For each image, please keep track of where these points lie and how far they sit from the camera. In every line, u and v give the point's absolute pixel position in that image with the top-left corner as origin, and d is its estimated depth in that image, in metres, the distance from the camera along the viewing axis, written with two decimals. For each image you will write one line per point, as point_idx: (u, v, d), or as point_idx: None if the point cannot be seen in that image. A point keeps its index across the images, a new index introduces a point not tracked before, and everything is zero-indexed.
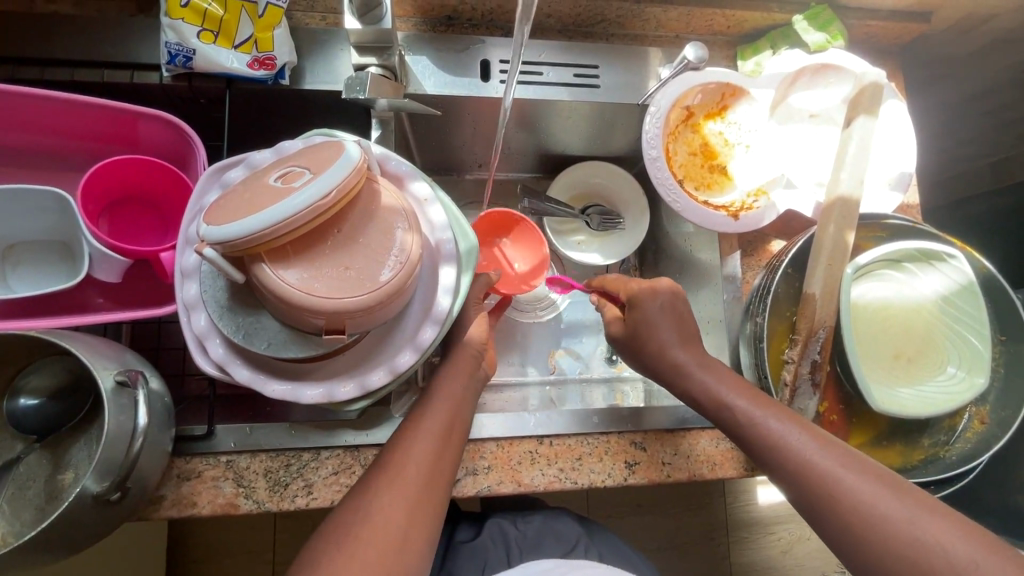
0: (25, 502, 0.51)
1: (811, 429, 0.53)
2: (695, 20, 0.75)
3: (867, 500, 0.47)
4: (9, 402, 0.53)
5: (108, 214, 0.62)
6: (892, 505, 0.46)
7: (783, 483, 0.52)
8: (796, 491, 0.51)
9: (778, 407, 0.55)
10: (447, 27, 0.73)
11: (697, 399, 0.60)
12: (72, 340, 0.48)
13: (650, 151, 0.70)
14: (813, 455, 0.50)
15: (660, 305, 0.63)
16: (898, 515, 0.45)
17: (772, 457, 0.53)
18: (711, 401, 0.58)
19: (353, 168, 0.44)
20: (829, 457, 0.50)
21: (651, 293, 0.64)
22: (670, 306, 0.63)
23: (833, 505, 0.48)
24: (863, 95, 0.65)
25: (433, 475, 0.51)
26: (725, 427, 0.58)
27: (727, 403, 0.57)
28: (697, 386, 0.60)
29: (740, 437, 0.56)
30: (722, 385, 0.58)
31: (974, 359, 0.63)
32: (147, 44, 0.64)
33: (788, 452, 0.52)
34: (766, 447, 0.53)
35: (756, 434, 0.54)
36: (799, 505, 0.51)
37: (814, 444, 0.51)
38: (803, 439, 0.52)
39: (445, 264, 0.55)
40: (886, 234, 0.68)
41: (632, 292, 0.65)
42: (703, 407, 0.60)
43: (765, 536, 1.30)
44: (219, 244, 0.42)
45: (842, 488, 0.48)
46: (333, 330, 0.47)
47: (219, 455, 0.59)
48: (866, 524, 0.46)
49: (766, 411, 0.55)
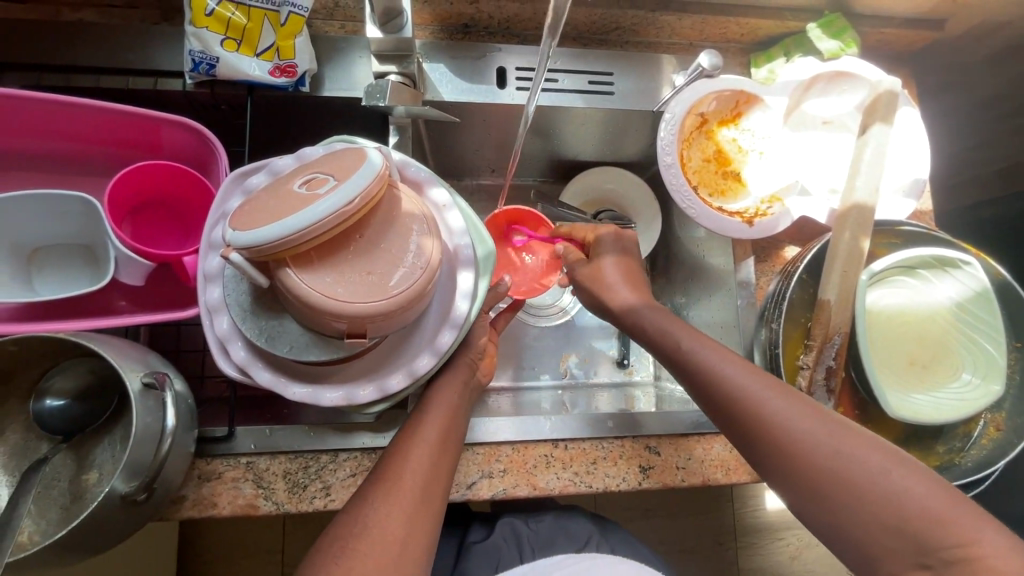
0: (50, 501, 0.51)
1: (793, 397, 0.51)
2: (709, 28, 0.75)
3: (845, 466, 0.46)
4: (35, 402, 0.53)
5: (131, 218, 0.63)
6: (867, 469, 0.45)
7: (761, 455, 0.51)
8: (795, 487, 0.48)
9: (768, 380, 0.53)
10: (464, 35, 0.74)
11: (682, 372, 0.58)
12: (99, 342, 0.49)
13: (664, 157, 0.71)
14: (793, 425, 0.49)
15: (618, 246, 0.70)
16: (876, 478, 0.45)
17: (751, 428, 0.51)
18: (695, 377, 0.57)
19: (376, 175, 0.45)
20: (807, 426, 0.49)
21: (615, 234, 0.71)
22: (617, 260, 0.70)
23: (810, 474, 0.47)
24: (878, 103, 0.65)
25: (432, 494, 0.52)
26: (705, 401, 0.56)
27: (711, 375, 0.55)
28: (687, 362, 0.58)
29: (720, 412, 0.54)
30: (714, 359, 0.56)
31: (990, 366, 0.63)
32: (171, 52, 0.65)
33: (767, 421, 0.50)
34: (745, 419, 0.52)
35: (738, 407, 0.52)
36: (774, 479, 0.50)
37: (795, 412, 0.50)
38: (783, 407, 0.51)
39: (463, 268, 0.56)
40: (901, 240, 0.68)
41: (631, 306, 0.66)
42: (686, 381, 0.58)
43: (772, 542, 1.29)
44: (245, 249, 0.43)
45: (820, 456, 0.47)
46: (354, 334, 0.48)
47: (239, 457, 0.60)
48: (847, 491, 0.45)
49: (749, 380, 0.53)
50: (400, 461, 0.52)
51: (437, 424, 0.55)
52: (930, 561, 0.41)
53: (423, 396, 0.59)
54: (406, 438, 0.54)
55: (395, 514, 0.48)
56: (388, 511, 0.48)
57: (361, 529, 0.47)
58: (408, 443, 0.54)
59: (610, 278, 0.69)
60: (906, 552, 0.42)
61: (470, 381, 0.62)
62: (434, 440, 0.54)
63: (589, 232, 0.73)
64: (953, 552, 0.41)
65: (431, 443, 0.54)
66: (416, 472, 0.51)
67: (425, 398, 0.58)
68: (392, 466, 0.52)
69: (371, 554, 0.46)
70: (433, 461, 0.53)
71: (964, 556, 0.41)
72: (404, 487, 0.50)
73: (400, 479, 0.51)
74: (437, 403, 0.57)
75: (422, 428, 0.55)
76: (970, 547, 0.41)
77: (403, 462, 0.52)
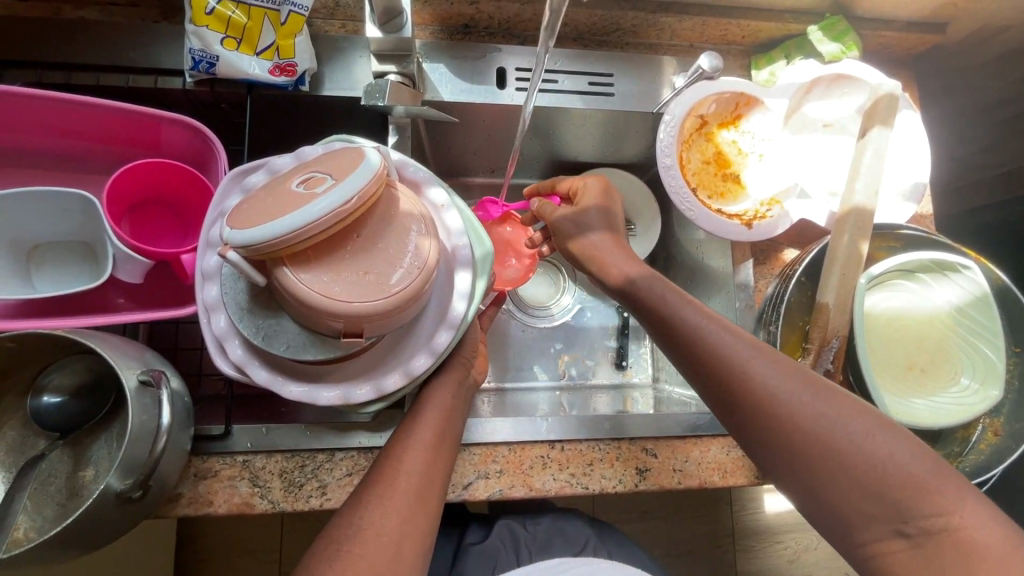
0: (46, 498, 0.51)
1: (785, 365, 0.51)
2: (710, 29, 0.75)
3: (829, 431, 0.46)
4: (34, 399, 0.54)
5: (129, 216, 0.63)
6: (851, 435, 0.45)
7: (746, 423, 0.51)
8: (791, 480, 0.48)
9: (767, 359, 0.51)
10: (464, 35, 0.74)
11: (673, 341, 0.58)
12: (95, 339, 0.49)
13: (664, 158, 0.71)
14: (794, 415, 0.47)
15: (601, 206, 0.71)
16: (860, 443, 0.44)
17: (739, 395, 0.51)
18: (687, 345, 0.56)
19: (373, 175, 0.45)
20: (798, 393, 0.48)
21: (599, 189, 0.72)
22: (603, 232, 0.70)
23: (796, 442, 0.47)
24: (878, 106, 0.65)
25: (428, 495, 0.52)
26: (704, 385, 0.55)
27: (704, 343, 0.55)
28: (680, 330, 0.57)
29: (719, 397, 0.53)
30: (709, 329, 0.55)
31: (988, 371, 0.63)
32: (172, 50, 0.65)
33: (758, 388, 0.50)
34: (742, 399, 0.51)
35: (738, 395, 0.51)
36: (765, 459, 0.50)
37: (785, 381, 0.50)
38: (775, 375, 0.50)
39: (460, 269, 0.56)
40: (900, 244, 0.68)
41: (629, 279, 0.65)
42: (676, 350, 0.58)
43: (771, 546, 1.29)
44: (242, 248, 0.43)
45: (808, 424, 0.47)
46: (350, 334, 0.48)
47: (236, 454, 0.60)
48: (831, 457, 0.45)
49: (743, 349, 0.53)
50: (394, 462, 0.52)
51: (432, 425, 0.55)
52: (909, 529, 0.42)
53: (419, 396, 0.59)
54: (402, 438, 0.54)
55: (390, 515, 0.48)
56: (381, 513, 0.48)
57: (354, 533, 0.47)
58: (404, 444, 0.53)
59: (604, 250, 0.69)
60: (885, 520, 0.43)
61: (466, 379, 0.62)
62: (430, 440, 0.54)
63: (572, 186, 0.74)
64: (935, 522, 0.41)
65: (426, 442, 0.54)
66: (412, 473, 0.51)
67: (420, 396, 0.59)
68: (387, 467, 0.52)
69: (365, 555, 0.46)
70: (426, 461, 0.53)
71: (944, 526, 0.41)
72: (397, 489, 0.50)
73: (396, 480, 0.51)
74: (433, 402, 0.57)
75: (420, 427, 0.55)
76: (952, 517, 0.41)
77: (398, 463, 0.52)
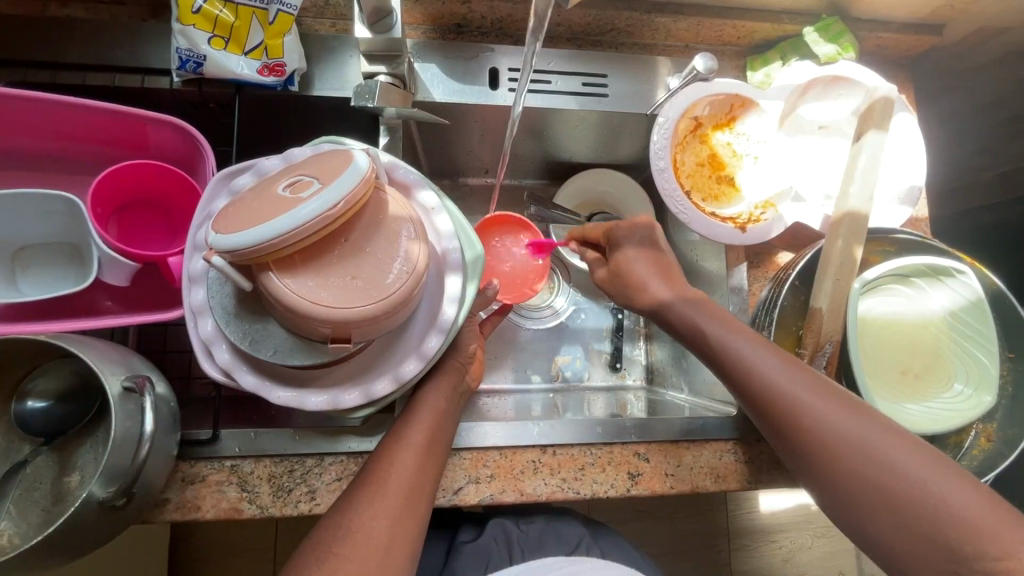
0: (30, 504, 0.51)
1: (837, 398, 0.52)
2: (705, 30, 0.75)
3: (880, 471, 0.48)
4: (17, 405, 0.53)
5: (116, 218, 0.62)
6: (902, 477, 0.47)
7: (799, 455, 0.53)
8: (842, 510, 0.51)
9: (822, 392, 0.53)
10: (457, 35, 0.73)
11: (719, 366, 0.59)
12: (77, 343, 0.49)
13: (657, 162, 0.70)
14: (847, 454, 0.50)
15: (644, 236, 0.68)
16: (910, 483, 0.47)
17: (783, 419, 0.54)
18: (731, 369, 0.58)
19: (361, 178, 0.44)
20: (848, 429, 0.50)
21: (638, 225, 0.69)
22: (638, 251, 0.69)
23: (850, 480, 0.50)
24: (873, 110, 0.65)
25: (418, 498, 0.51)
26: (756, 414, 0.56)
27: (752, 373, 0.56)
28: (725, 356, 0.58)
29: (772, 428, 0.55)
30: (750, 353, 0.57)
31: (982, 376, 0.63)
32: (159, 49, 0.64)
33: (800, 414, 0.53)
34: (796, 434, 0.53)
35: (791, 430, 0.53)
36: (816, 488, 0.53)
37: (837, 417, 0.51)
38: (828, 412, 0.52)
39: (451, 273, 0.55)
40: (894, 248, 0.68)
41: (662, 302, 0.65)
42: (722, 375, 0.59)
43: (765, 545, 1.29)
44: (227, 253, 0.42)
45: (861, 465, 0.49)
46: (339, 340, 0.47)
47: (224, 459, 0.60)
48: (882, 497, 0.48)
49: (792, 381, 0.54)
50: (383, 466, 0.51)
51: (423, 427, 0.55)
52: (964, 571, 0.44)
53: (412, 400, 0.58)
54: (390, 444, 0.54)
55: (380, 517, 0.48)
56: (370, 515, 0.48)
57: (343, 535, 0.47)
58: (393, 449, 0.53)
59: (642, 273, 0.67)
60: (931, 554, 0.45)
61: (455, 381, 0.61)
62: (421, 446, 0.54)
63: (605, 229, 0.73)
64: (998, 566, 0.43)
65: (416, 445, 0.53)
66: (402, 476, 0.51)
67: (414, 400, 0.58)
68: (375, 472, 0.51)
69: (355, 557, 0.46)
70: (418, 464, 0.52)
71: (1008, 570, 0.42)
72: (388, 491, 0.50)
73: (385, 484, 0.50)
74: (426, 406, 0.57)
75: (408, 430, 0.54)
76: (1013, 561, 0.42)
77: (387, 469, 0.51)
